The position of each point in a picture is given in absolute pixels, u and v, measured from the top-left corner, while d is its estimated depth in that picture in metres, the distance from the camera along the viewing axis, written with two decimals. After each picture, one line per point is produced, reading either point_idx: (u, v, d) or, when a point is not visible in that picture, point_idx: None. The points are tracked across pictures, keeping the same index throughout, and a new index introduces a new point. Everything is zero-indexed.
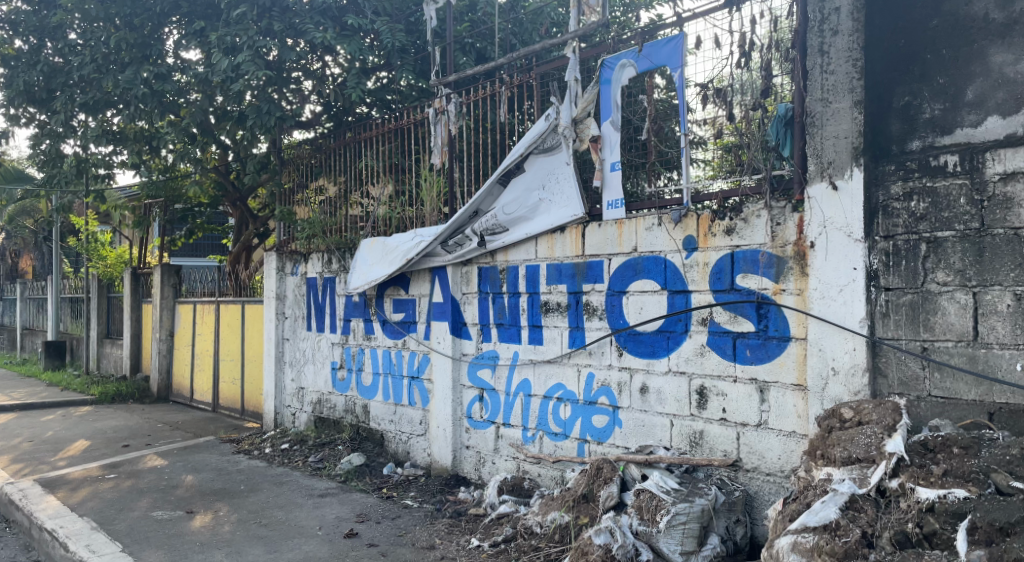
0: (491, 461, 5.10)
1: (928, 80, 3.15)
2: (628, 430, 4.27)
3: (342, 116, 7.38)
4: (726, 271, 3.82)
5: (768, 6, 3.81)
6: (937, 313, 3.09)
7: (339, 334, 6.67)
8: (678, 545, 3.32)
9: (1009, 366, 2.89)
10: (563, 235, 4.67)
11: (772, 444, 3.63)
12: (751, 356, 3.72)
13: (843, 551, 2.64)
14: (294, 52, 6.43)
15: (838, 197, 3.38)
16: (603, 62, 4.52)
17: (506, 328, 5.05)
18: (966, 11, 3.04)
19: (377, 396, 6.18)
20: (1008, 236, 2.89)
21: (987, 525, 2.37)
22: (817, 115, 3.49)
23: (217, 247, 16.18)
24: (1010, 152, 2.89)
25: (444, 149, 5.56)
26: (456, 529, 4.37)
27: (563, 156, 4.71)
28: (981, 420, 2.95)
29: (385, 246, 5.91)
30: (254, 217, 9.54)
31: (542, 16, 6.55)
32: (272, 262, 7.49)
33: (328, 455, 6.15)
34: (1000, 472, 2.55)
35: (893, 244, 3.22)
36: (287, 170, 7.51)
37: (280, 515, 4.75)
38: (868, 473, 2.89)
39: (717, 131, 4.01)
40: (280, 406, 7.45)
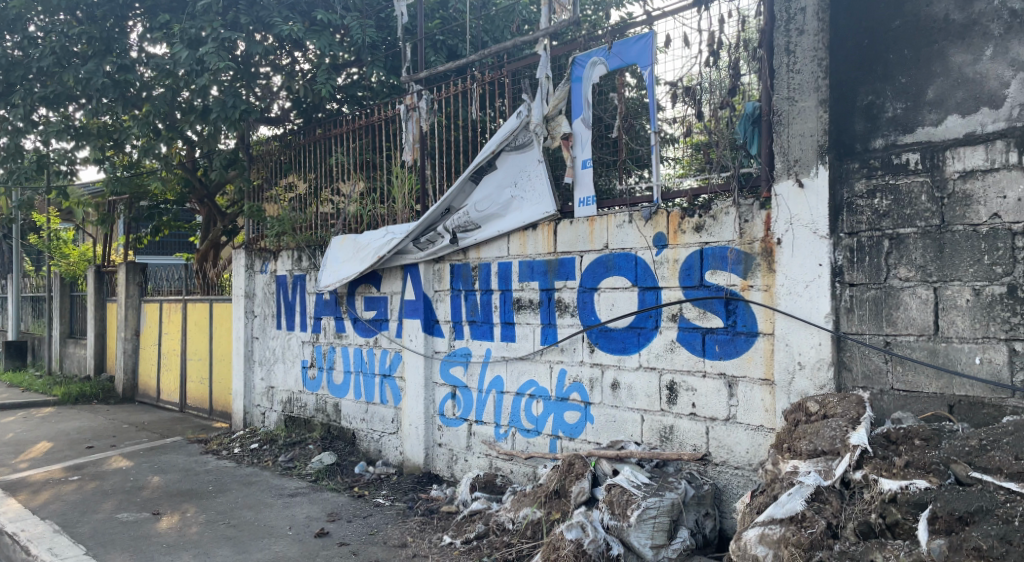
0: (463, 458, 5.10)
1: (890, 80, 3.20)
2: (599, 426, 4.30)
3: (312, 112, 7.30)
4: (696, 267, 3.86)
5: (736, 6, 3.85)
6: (899, 308, 3.16)
7: (310, 332, 6.61)
8: (648, 539, 3.35)
9: (968, 359, 2.96)
10: (535, 231, 4.68)
11: (739, 438, 3.68)
12: (720, 351, 3.77)
13: (808, 542, 2.68)
14: (262, 47, 6.38)
15: (804, 195, 3.44)
16: (574, 60, 4.54)
17: (479, 325, 5.05)
18: (927, 12, 3.10)
19: (349, 395, 6.14)
20: (967, 233, 2.96)
21: (947, 515, 2.43)
22: (784, 114, 3.55)
23: (184, 245, 15.92)
24: (968, 151, 2.97)
25: (416, 146, 5.54)
26: (429, 527, 4.36)
27: (535, 153, 4.72)
28: (942, 412, 3.03)
29: (356, 243, 5.87)
30: (222, 214, 9.40)
31: (513, 13, 6.55)
32: (241, 260, 7.42)
33: (298, 455, 6.09)
34: (960, 463, 2.62)
35: (857, 240, 3.28)
36: (255, 167, 7.43)
37: (249, 515, 4.70)
38: (833, 464, 2.95)
39: (686, 129, 4.04)
40: (249, 406, 7.37)
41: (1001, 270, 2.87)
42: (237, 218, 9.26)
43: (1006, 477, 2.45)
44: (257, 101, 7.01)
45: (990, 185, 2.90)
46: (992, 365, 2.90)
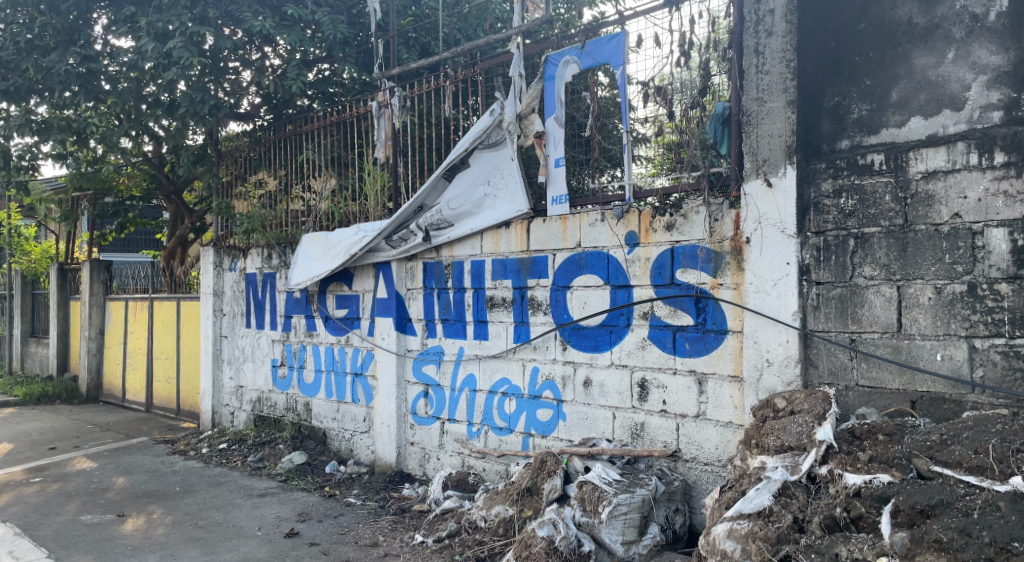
0: (435, 456, 5.09)
1: (856, 82, 3.26)
2: (571, 424, 4.32)
3: (283, 108, 7.21)
4: (667, 266, 3.90)
5: (706, 7, 3.88)
6: (864, 306, 3.22)
7: (280, 330, 6.54)
8: (619, 535, 3.37)
9: (930, 356, 3.03)
10: (508, 230, 4.68)
11: (709, 434, 3.72)
12: (690, 348, 3.81)
13: (775, 535, 2.74)
14: (231, 42, 6.29)
15: (772, 194, 3.49)
16: (547, 58, 4.54)
17: (452, 323, 5.04)
18: (891, 15, 3.16)
19: (320, 394, 6.09)
20: (929, 232, 3.03)
21: (909, 509, 2.48)
22: (752, 114, 3.59)
23: (151, 242, 15.64)
24: (931, 152, 3.03)
25: (388, 143, 5.51)
26: (400, 526, 4.35)
27: (508, 151, 4.72)
28: (905, 408, 3.09)
29: (327, 241, 5.82)
30: (189, 211, 9.23)
31: (487, 11, 6.52)
32: (209, 257, 7.32)
33: (268, 455, 6.03)
34: (921, 457, 2.67)
35: (823, 240, 3.34)
36: (224, 163, 7.34)
37: (217, 516, 4.64)
38: (799, 460, 3.00)
39: (658, 128, 4.06)
40: (218, 405, 7.28)
41: (962, 269, 2.95)
42: (206, 214, 9.10)
43: (965, 471, 2.52)
44: (227, 96, 6.90)
45: (952, 185, 2.98)
46: (953, 362, 2.97)
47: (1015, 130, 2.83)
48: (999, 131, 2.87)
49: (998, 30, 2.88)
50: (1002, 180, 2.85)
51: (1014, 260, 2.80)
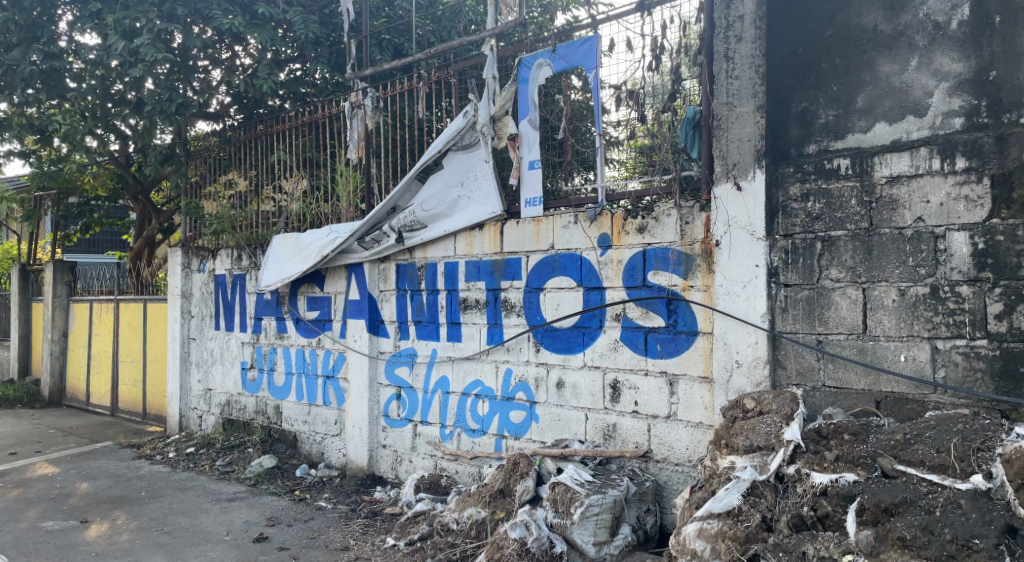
0: (408, 459, 5.06)
1: (823, 88, 3.32)
2: (544, 425, 4.33)
3: (254, 108, 7.12)
4: (639, 268, 3.93)
5: (678, 12, 3.92)
6: (830, 308, 3.27)
7: (250, 333, 6.46)
8: (591, 536, 3.39)
9: (894, 356, 3.10)
10: (482, 231, 4.68)
11: (680, 435, 3.76)
12: (662, 350, 3.84)
13: (744, 535, 2.79)
14: (200, 40, 6.20)
15: (742, 198, 3.53)
16: (521, 61, 4.55)
17: (425, 325, 5.02)
18: (857, 23, 3.22)
19: (290, 397, 6.02)
20: (894, 235, 3.10)
21: (874, 507, 2.55)
22: (722, 118, 3.63)
23: (116, 243, 15.35)
24: (895, 157, 3.10)
25: (361, 144, 5.47)
26: (372, 529, 4.32)
27: (481, 153, 4.72)
28: (869, 408, 3.15)
29: (298, 242, 5.76)
30: (157, 212, 9.06)
31: (460, 13, 6.50)
32: (177, 258, 7.21)
33: (237, 459, 5.96)
34: (886, 456, 2.75)
35: (791, 242, 3.39)
36: (193, 163, 7.23)
37: (184, 521, 4.57)
38: (768, 460, 3.03)
39: (630, 132, 4.10)
40: (185, 408, 7.17)
41: (925, 272, 3.02)
42: (174, 215, 8.95)
43: (928, 470, 2.60)
44: (195, 95, 6.79)
45: (915, 190, 3.05)
46: (916, 363, 3.04)
47: (975, 136, 2.91)
48: (960, 137, 2.94)
49: (960, 39, 2.96)
50: (963, 185, 2.93)
51: (974, 263, 2.89)
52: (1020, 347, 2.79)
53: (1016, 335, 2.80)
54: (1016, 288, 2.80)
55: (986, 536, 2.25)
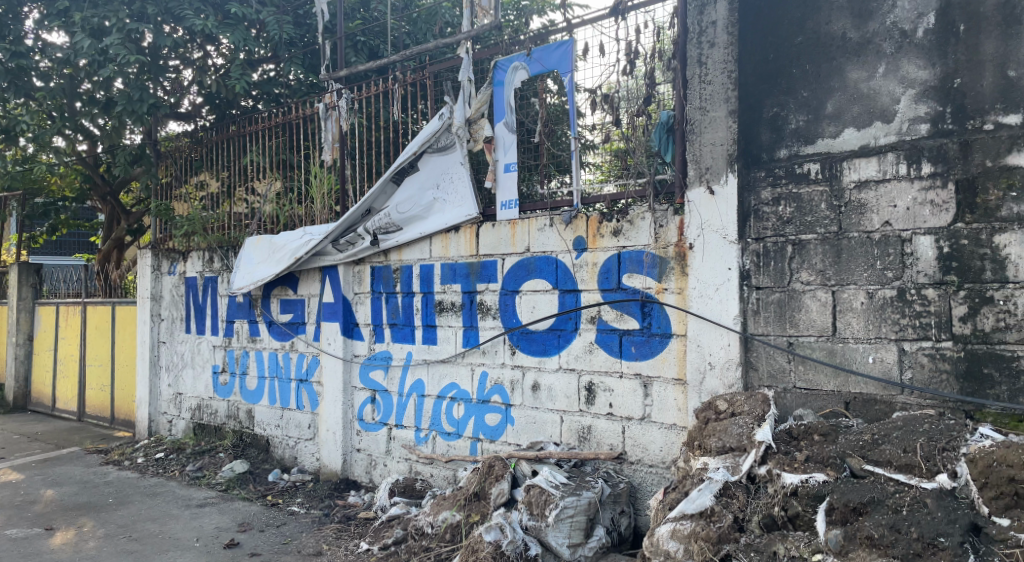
0: (382, 463, 5.03)
1: (793, 93, 3.37)
2: (519, 428, 4.33)
3: (226, 109, 7.03)
4: (613, 271, 3.95)
5: (652, 17, 3.95)
6: (801, 310, 3.32)
7: (221, 336, 6.38)
8: (565, 538, 3.41)
9: (862, 358, 3.15)
10: (457, 234, 4.68)
11: (654, 437, 3.78)
12: (636, 352, 3.86)
13: (716, 535, 2.80)
14: (171, 40, 6.11)
15: (714, 202, 3.57)
16: (496, 64, 4.55)
17: (400, 328, 5.00)
18: (826, 30, 3.28)
19: (263, 401, 5.95)
20: (862, 239, 3.15)
21: (843, 506, 2.59)
22: (696, 123, 3.67)
23: (84, 245, 15.09)
24: (864, 162, 3.16)
25: (336, 146, 5.44)
26: (345, 534, 4.28)
27: (457, 155, 4.71)
28: (839, 409, 3.20)
29: (271, 244, 5.70)
30: (126, 213, 8.86)
31: (436, 15, 6.48)
32: (147, 260, 7.11)
33: (208, 464, 5.88)
34: (854, 456, 2.80)
35: (763, 246, 3.43)
36: (164, 163, 7.12)
37: (153, 528, 4.49)
38: (740, 460, 3.06)
39: (606, 136, 4.12)
40: (154, 413, 7.06)
41: (892, 275, 3.08)
42: (144, 216, 8.76)
43: (895, 469, 2.66)
44: (166, 95, 6.69)
45: (883, 195, 3.10)
46: (884, 364, 3.09)
47: (940, 142, 2.98)
48: (926, 143, 3.01)
49: (926, 47, 3.02)
50: (929, 190, 2.99)
51: (939, 267, 2.95)
52: (984, 348, 2.85)
53: (980, 337, 2.86)
54: (979, 291, 2.87)
55: (952, 534, 2.29)
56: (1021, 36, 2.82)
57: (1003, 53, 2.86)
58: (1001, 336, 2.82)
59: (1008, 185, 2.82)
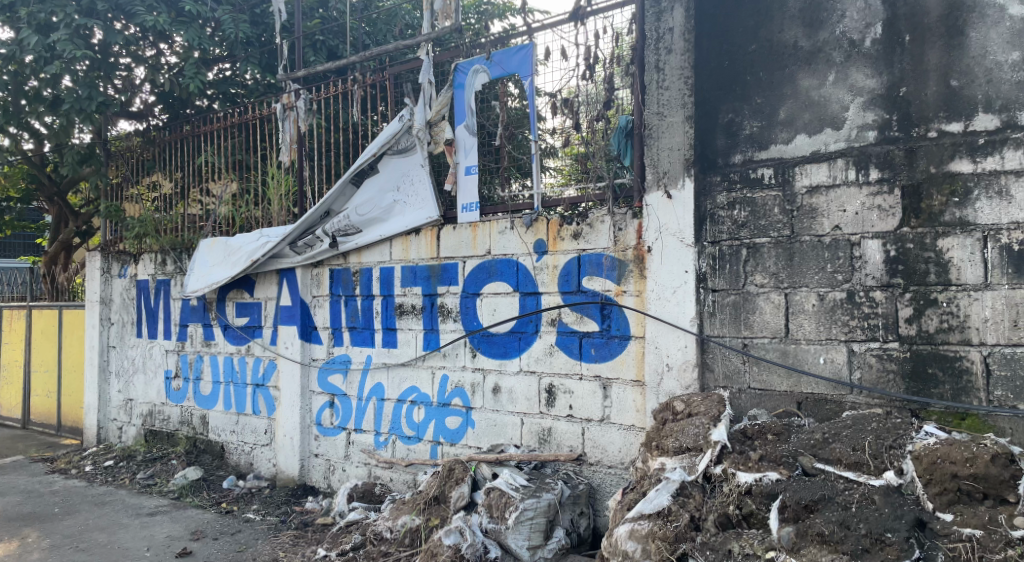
0: (341, 468, 4.98)
1: (748, 100, 3.44)
2: (480, 431, 4.32)
3: (180, 107, 6.87)
4: (574, 273, 3.98)
5: (610, 23, 3.99)
6: (755, 312, 3.39)
7: (174, 340, 6.24)
8: (525, 540, 3.41)
9: (814, 359, 3.23)
10: (418, 236, 4.66)
11: (613, 438, 3.82)
12: (596, 354, 3.89)
13: (673, 535, 2.82)
14: (121, 37, 5.98)
15: (672, 205, 3.63)
16: (456, 67, 4.55)
17: (359, 331, 4.96)
18: (779, 38, 3.36)
19: (217, 406, 5.84)
20: (813, 243, 3.23)
21: (795, 504, 2.66)
22: (654, 128, 3.72)
23: (31, 248, 14.65)
24: (814, 167, 3.24)
25: (293, 147, 5.37)
26: (302, 540, 4.23)
27: (417, 157, 4.69)
28: (791, 408, 3.28)
29: (226, 246, 5.60)
30: (75, 214, 8.61)
31: (396, 17, 6.47)
32: (96, 263, 6.92)
33: (160, 471, 5.74)
34: (806, 455, 2.88)
35: (718, 249, 3.50)
36: (114, 164, 6.93)
37: (101, 538, 4.37)
38: (696, 460, 3.10)
39: (566, 139, 4.14)
40: (103, 420, 6.88)
41: (842, 278, 3.16)
42: (93, 217, 8.50)
43: (845, 467, 2.74)
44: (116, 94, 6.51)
45: (833, 199, 3.19)
46: (834, 365, 3.17)
47: (887, 148, 3.07)
48: (874, 150, 3.10)
49: (874, 56, 3.12)
50: (877, 196, 3.08)
51: (886, 269, 3.04)
52: (928, 349, 2.95)
53: (924, 339, 2.96)
54: (925, 294, 2.96)
55: (898, 530, 2.40)
56: (962, 47, 2.93)
57: (946, 63, 2.96)
58: (944, 336, 2.92)
59: (951, 191, 2.93)
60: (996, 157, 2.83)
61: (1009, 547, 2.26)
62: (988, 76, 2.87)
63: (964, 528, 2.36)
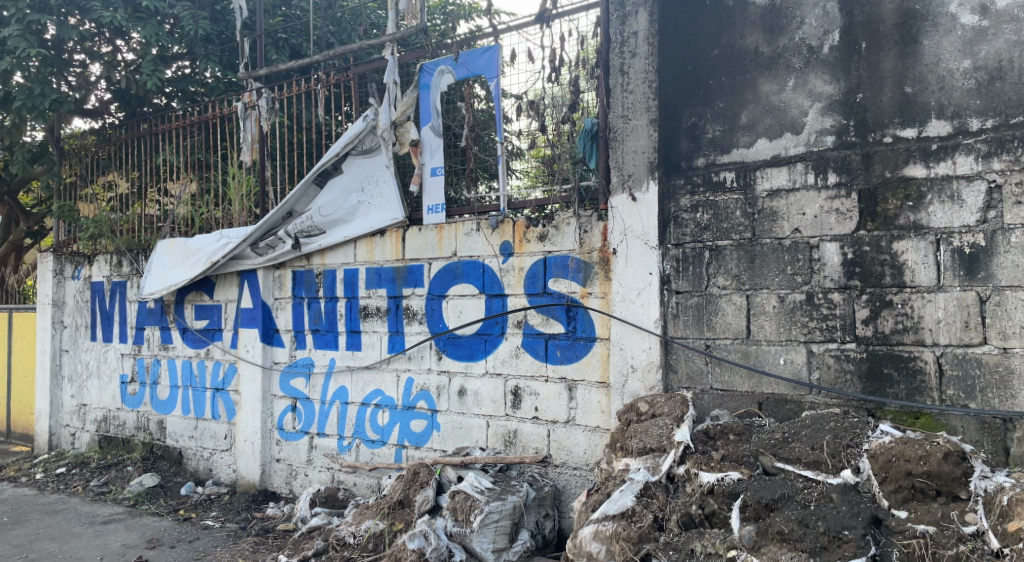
0: (303, 473, 4.91)
1: (710, 104, 3.48)
2: (445, 434, 4.30)
3: (137, 106, 6.72)
4: (539, 275, 3.99)
5: (575, 26, 4.01)
6: (717, 314, 3.42)
7: (130, 344, 6.11)
8: (490, 543, 3.42)
9: (774, 360, 3.28)
10: (383, 238, 4.63)
11: (578, 439, 3.83)
12: (562, 356, 3.90)
13: (637, 535, 2.85)
14: (76, 33, 5.88)
15: (636, 208, 3.66)
16: (422, 67, 4.52)
17: (323, 334, 4.90)
18: (741, 44, 3.40)
19: (176, 411, 5.72)
20: (774, 245, 3.28)
21: (756, 503, 2.70)
22: (618, 131, 3.74)
23: None
24: (775, 171, 3.29)
25: (255, 146, 5.28)
26: (263, 547, 4.16)
27: (382, 157, 4.66)
28: (753, 409, 3.32)
29: (185, 247, 5.50)
30: (26, 214, 8.23)
31: (361, 16, 6.43)
32: (48, 264, 6.74)
33: (114, 478, 5.60)
34: (767, 455, 2.91)
35: (682, 251, 3.53)
36: (67, 163, 6.75)
37: (52, 548, 4.25)
38: (660, 460, 3.10)
39: (532, 142, 4.15)
40: (55, 426, 6.69)
41: (801, 279, 3.21)
42: (44, 218, 8.14)
43: (804, 466, 2.79)
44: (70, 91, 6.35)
45: (793, 203, 3.25)
46: (794, 365, 3.23)
47: (845, 153, 3.13)
48: (832, 154, 3.16)
49: (832, 62, 3.18)
50: (835, 199, 3.14)
51: (844, 272, 3.10)
52: (884, 349, 3.02)
53: (880, 340, 3.02)
54: (880, 296, 3.03)
55: (855, 527, 2.43)
56: (917, 54, 3.00)
57: (901, 70, 3.03)
58: (899, 337, 2.99)
59: (905, 195, 2.99)
60: (949, 163, 2.91)
61: (961, 543, 2.34)
62: (941, 84, 2.95)
63: (918, 525, 2.43)
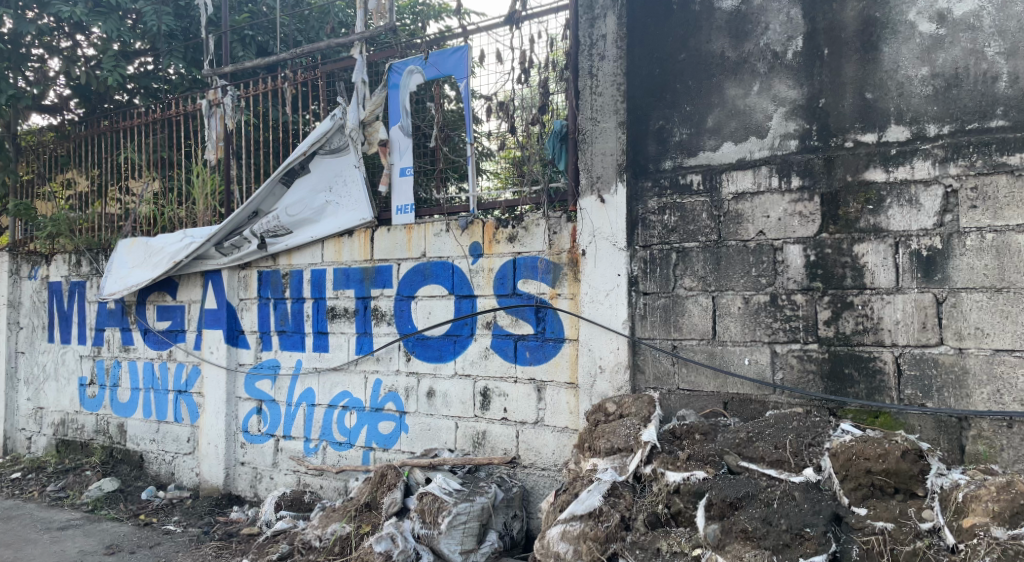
0: (268, 476, 4.85)
1: (677, 107, 3.52)
2: (413, 435, 4.29)
3: (97, 102, 6.58)
4: (509, 276, 3.99)
5: (545, 28, 4.03)
6: (684, 315, 3.46)
7: (90, 345, 5.97)
8: (457, 545, 3.40)
9: (739, 360, 3.32)
10: (351, 238, 4.60)
11: (547, 440, 3.84)
12: (531, 356, 3.91)
13: (604, 535, 2.85)
14: (34, 26, 5.73)
15: (605, 210, 3.68)
16: (391, 67, 4.49)
17: (289, 335, 4.84)
18: (707, 48, 3.45)
19: (137, 414, 5.60)
20: (739, 248, 3.33)
21: (721, 501, 2.72)
22: (587, 133, 3.76)
23: None
24: (740, 174, 3.34)
25: (220, 145, 5.19)
26: (226, 552, 4.10)
27: (350, 157, 4.62)
28: (718, 408, 3.37)
29: (147, 247, 5.40)
30: None
31: (329, 15, 6.38)
32: (3, 264, 6.56)
33: (72, 483, 5.46)
34: (731, 454, 2.94)
35: (649, 253, 3.56)
36: (24, 159, 6.57)
37: (6, 555, 4.14)
38: (627, 460, 3.17)
39: (502, 143, 4.16)
40: (10, 430, 6.51)
41: (765, 281, 3.26)
42: None
43: (767, 465, 2.83)
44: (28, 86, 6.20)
45: (758, 205, 3.29)
46: (758, 365, 3.28)
47: (808, 157, 3.19)
48: (796, 158, 3.21)
49: (795, 68, 3.24)
50: (798, 202, 3.20)
51: (807, 274, 3.16)
52: (845, 349, 3.08)
53: (841, 340, 3.08)
54: (841, 297, 3.09)
55: (816, 524, 2.48)
56: (877, 61, 3.07)
57: (862, 77, 3.10)
58: (859, 337, 3.05)
59: (865, 199, 3.06)
60: (907, 167, 2.98)
61: (918, 539, 2.38)
62: (900, 90, 3.02)
63: (877, 522, 2.47)
